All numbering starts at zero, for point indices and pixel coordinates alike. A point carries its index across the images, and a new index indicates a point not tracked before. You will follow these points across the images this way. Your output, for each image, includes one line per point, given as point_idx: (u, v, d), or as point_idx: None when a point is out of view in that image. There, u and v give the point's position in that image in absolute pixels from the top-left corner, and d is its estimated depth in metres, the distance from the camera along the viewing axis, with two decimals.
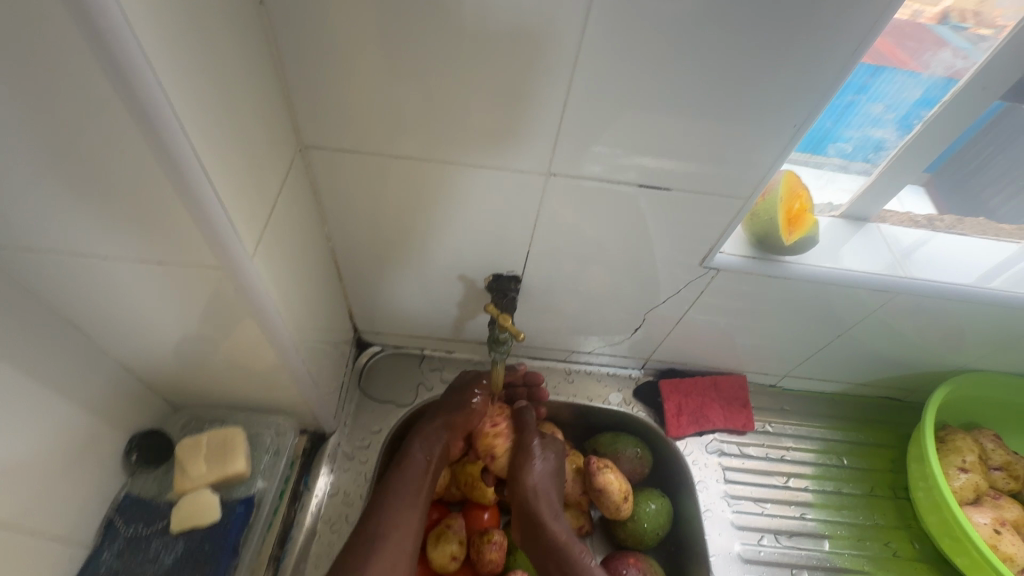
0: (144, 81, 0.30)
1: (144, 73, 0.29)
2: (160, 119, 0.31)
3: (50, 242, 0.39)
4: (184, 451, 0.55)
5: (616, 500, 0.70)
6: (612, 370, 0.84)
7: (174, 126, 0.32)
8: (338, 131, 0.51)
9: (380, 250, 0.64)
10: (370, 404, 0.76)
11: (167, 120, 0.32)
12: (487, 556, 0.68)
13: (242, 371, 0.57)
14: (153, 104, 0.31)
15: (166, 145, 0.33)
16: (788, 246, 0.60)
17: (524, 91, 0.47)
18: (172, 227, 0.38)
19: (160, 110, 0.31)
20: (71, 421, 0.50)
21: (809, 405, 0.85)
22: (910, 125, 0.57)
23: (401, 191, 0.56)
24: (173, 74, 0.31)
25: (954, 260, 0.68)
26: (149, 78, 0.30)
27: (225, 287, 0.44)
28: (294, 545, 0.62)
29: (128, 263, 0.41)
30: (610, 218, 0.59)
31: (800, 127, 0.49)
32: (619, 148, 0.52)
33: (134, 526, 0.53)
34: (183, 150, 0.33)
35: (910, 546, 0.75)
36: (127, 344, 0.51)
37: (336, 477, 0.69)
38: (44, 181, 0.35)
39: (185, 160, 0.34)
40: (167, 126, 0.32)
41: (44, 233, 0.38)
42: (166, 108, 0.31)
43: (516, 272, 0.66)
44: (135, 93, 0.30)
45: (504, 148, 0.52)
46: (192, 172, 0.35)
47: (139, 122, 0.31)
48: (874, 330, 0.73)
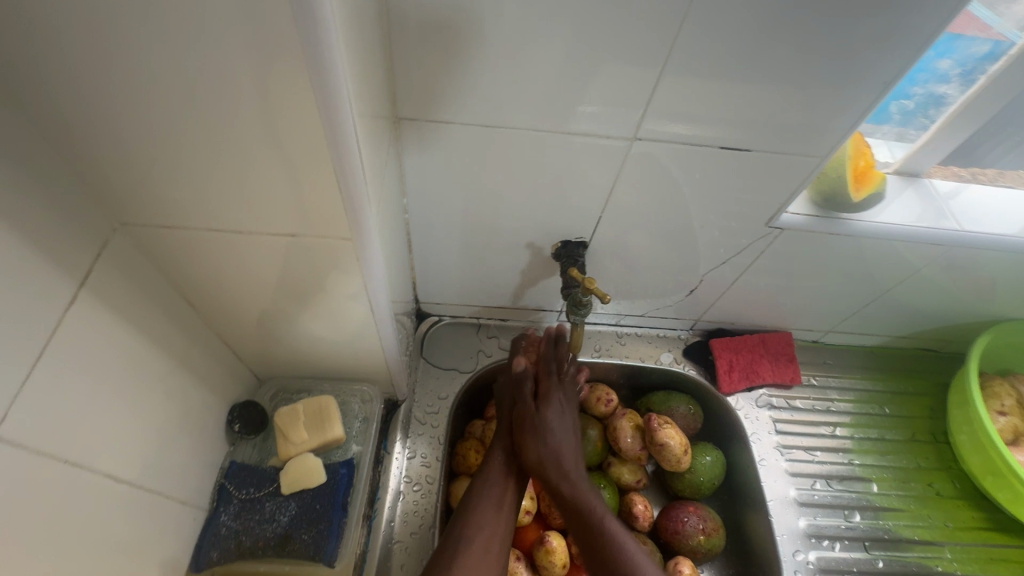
0: (325, 53, 0.31)
1: (327, 45, 0.30)
2: (332, 91, 0.33)
3: (181, 215, 0.41)
4: (284, 418, 0.58)
5: (677, 453, 0.74)
6: (661, 331, 0.87)
7: (343, 101, 0.33)
8: (424, 103, 0.52)
9: (450, 221, 0.66)
10: (435, 372, 0.79)
11: (338, 94, 0.33)
12: (560, 508, 0.72)
13: (333, 341, 0.59)
14: (328, 78, 0.32)
15: (332, 117, 0.34)
16: (857, 203, 0.63)
17: (620, 59, 0.48)
18: (300, 197, 0.40)
19: (333, 84, 0.32)
20: (183, 390, 0.52)
21: (851, 358, 0.89)
22: (973, 79, 0.59)
23: (480, 160, 0.58)
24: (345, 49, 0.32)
25: (1004, 213, 0.70)
26: (331, 52, 0.31)
27: (339, 255, 0.45)
28: (383, 504, 0.66)
29: (248, 234, 0.43)
30: (680, 181, 0.61)
31: (889, 85, 0.50)
32: (699, 111, 0.53)
33: (246, 489, 0.55)
34: (345, 123, 0.34)
35: (951, 485, 0.79)
36: (229, 316, 0.53)
37: (411, 442, 0.72)
38: (189, 154, 0.37)
39: (345, 132, 0.35)
40: (337, 99, 0.33)
41: (179, 205, 0.40)
42: (339, 82, 0.32)
43: (583, 237, 0.68)
44: (315, 67, 0.31)
45: (590, 116, 0.53)
46: (346, 143, 0.36)
47: (316, 92, 0.33)
48: (920, 285, 0.76)
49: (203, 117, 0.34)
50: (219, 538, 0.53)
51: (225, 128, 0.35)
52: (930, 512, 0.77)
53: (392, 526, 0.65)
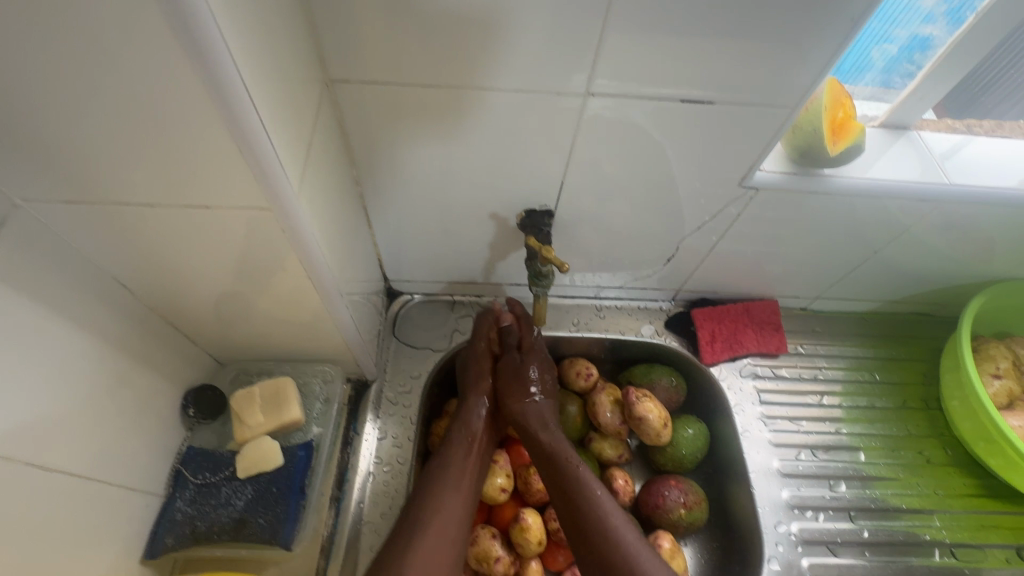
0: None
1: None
2: (206, 42, 0.30)
3: (87, 191, 0.39)
4: (239, 401, 0.58)
5: (656, 427, 0.72)
6: (642, 303, 0.84)
7: (222, 52, 0.31)
8: (361, 63, 0.49)
9: (409, 193, 0.63)
10: (407, 350, 0.76)
11: (214, 44, 0.30)
12: (535, 485, 0.70)
13: (287, 321, 0.57)
14: (199, 26, 0.29)
15: (213, 72, 0.31)
16: (832, 156, 0.59)
17: (560, 8, 0.45)
18: (208, 167, 0.37)
19: (206, 32, 0.29)
20: (124, 374, 0.50)
21: (841, 325, 0.86)
22: (961, 19, 0.55)
23: (430, 124, 0.55)
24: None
25: (1001, 165, 0.65)
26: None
27: (270, 231, 0.43)
28: (352, 486, 0.65)
29: (165, 210, 0.41)
30: (647, 141, 0.57)
31: (858, 21, 0.47)
32: (659, 62, 0.49)
33: (202, 474, 0.56)
34: (230, 79, 0.32)
35: (942, 452, 0.77)
36: (172, 298, 0.51)
37: (383, 422, 0.70)
38: (76, 124, 0.34)
39: (233, 90, 0.32)
40: (215, 52, 0.30)
41: (82, 180, 0.38)
42: (213, 31, 0.30)
43: (549, 206, 0.65)
44: (181, 15, 0.28)
45: (537, 73, 0.50)
46: (237, 105, 0.33)
47: (186, 46, 0.30)
48: (910, 246, 0.72)
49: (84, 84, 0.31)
50: (174, 523, 0.54)
51: (106, 95, 0.32)
52: (920, 479, 0.75)
53: (361, 508, 0.64)
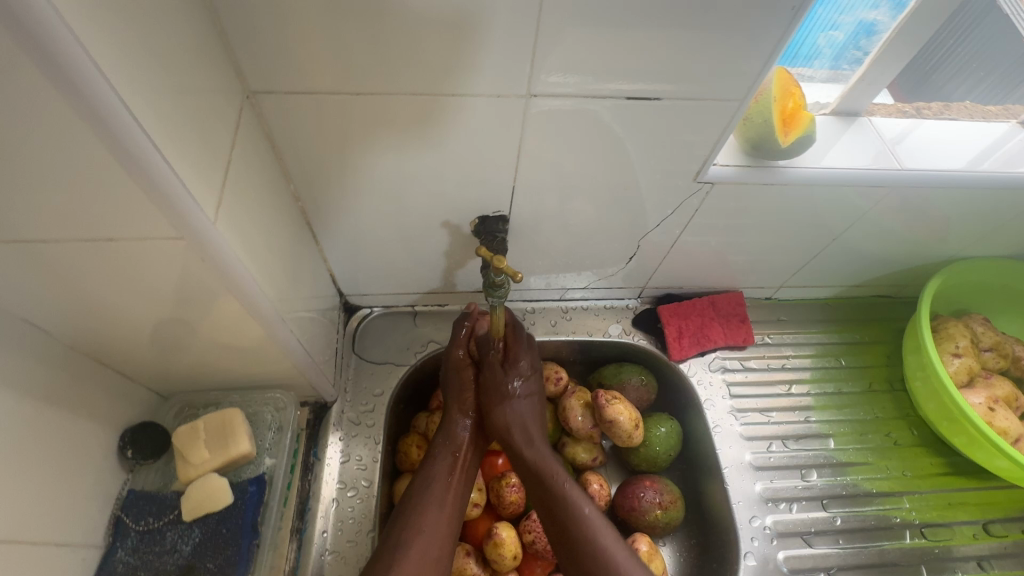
0: (37, 11, 0.25)
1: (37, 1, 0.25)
2: (69, 58, 0.27)
3: None
4: (183, 439, 0.56)
5: (627, 428, 0.70)
6: (609, 302, 0.83)
7: (92, 70, 0.28)
8: (287, 73, 0.46)
9: (355, 207, 0.60)
10: (368, 367, 0.73)
11: (79, 60, 0.28)
12: (508, 498, 0.68)
13: (229, 349, 0.53)
14: (62, 43, 0.27)
15: (86, 95, 0.29)
16: (784, 148, 0.58)
17: (493, 8, 0.43)
18: (109, 199, 0.34)
19: (69, 49, 0.27)
20: (48, 422, 0.47)
21: (805, 312, 0.86)
22: (903, 3, 0.55)
23: (368, 134, 0.52)
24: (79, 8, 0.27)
25: (950, 147, 0.66)
26: (49, 12, 0.26)
27: (192, 259, 0.40)
28: (314, 515, 0.62)
29: (72, 248, 0.38)
30: (598, 140, 0.56)
31: (799, 10, 0.46)
32: (603, 60, 0.48)
33: (144, 519, 0.53)
34: (106, 101, 0.29)
35: (909, 433, 0.78)
36: (97, 337, 0.48)
37: (346, 444, 0.67)
38: None
39: (111, 112, 0.30)
40: (84, 70, 0.28)
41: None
42: (78, 46, 0.27)
43: (502, 211, 0.63)
44: (33, 32, 0.26)
45: (474, 75, 0.48)
46: (124, 131, 0.31)
47: (47, 67, 0.27)
48: (867, 230, 0.72)
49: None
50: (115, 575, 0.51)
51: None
52: (889, 461, 0.76)
53: (325, 537, 0.62)
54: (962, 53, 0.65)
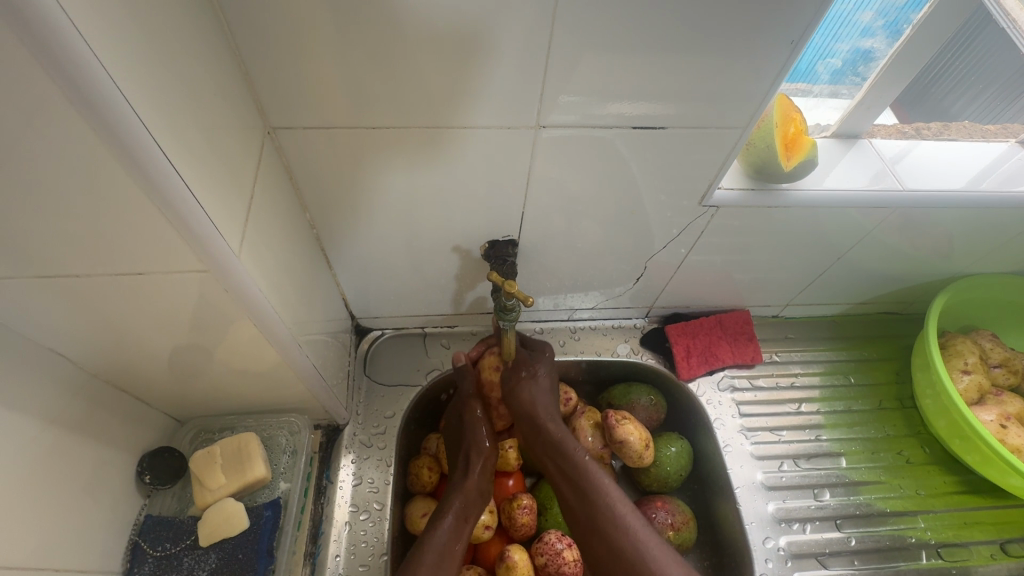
0: (79, 59, 0.27)
1: (79, 51, 0.27)
2: (106, 101, 0.29)
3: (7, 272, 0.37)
4: (200, 464, 0.57)
5: (638, 448, 0.70)
6: (616, 322, 0.83)
7: (127, 111, 0.30)
8: (306, 109, 0.48)
9: (367, 233, 0.62)
10: (379, 389, 0.74)
11: (115, 102, 0.29)
12: (519, 520, 0.68)
13: (245, 375, 0.55)
14: (101, 87, 0.28)
15: (128, 143, 0.31)
16: (786, 171, 0.59)
17: (504, 43, 0.45)
18: (140, 237, 0.36)
19: (107, 93, 0.29)
20: (71, 449, 0.48)
21: (813, 330, 0.86)
22: (899, 31, 0.57)
23: (382, 164, 0.54)
24: (115, 56, 0.29)
25: (950, 167, 0.67)
26: (91, 60, 0.27)
27: (214, 290, 0.42)
28: (327, 539, 0.63)
29: (101, 281, 0.39)
30: (604, 166, 0.58)
31: (797, 45, 0.48)
32: (608, 92, 0.50)
33: (161, 545, 0.54)
34: (146, 148, 0.31)
35: (921, 451, 0.78)
36: (119, 365, 0.49)
37: (358, 466, 0.68)
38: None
39: (150, 158, 0.32)
40: (120, 111, 0.30)
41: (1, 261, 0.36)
42: (114, 90, 0.29)
43: (511, 235, 0.65)
44: (75, 80, 0.27)
45: (485, 107, 0.50)
46: (159, 175, 0.33)
47: (86, 111, 0.29)
48: (873, 248, 0.73)
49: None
50: None
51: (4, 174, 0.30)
52: (902, 480, 0.75)
53: (338, 561, 0.62)
54: (959, 70, 0.65)
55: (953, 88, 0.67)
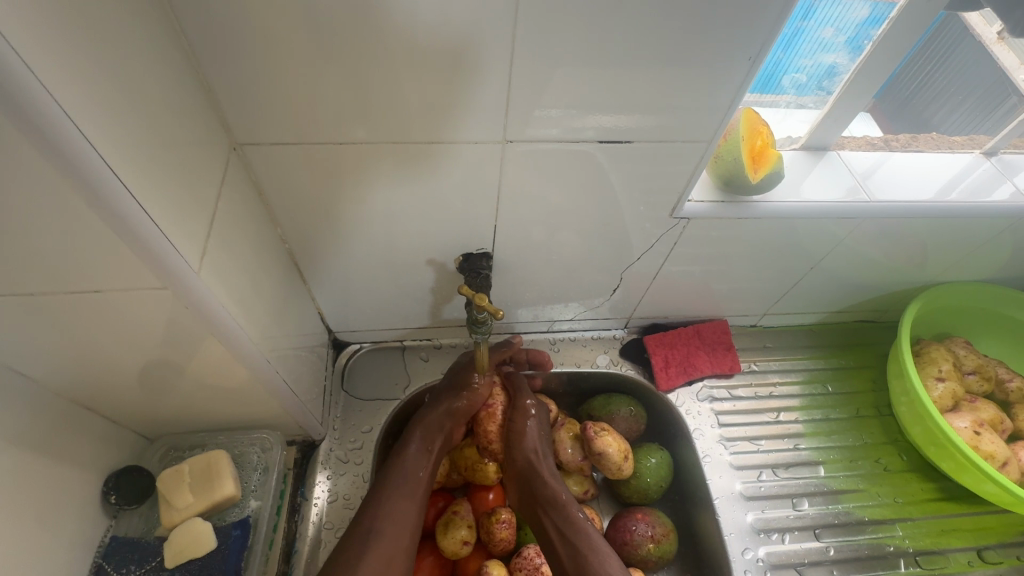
0: (16, 76, 0.26)
1: (16, 67, 0.26)
2: (47, 117, 0.28)
3: None
4: (167, 482, 0.56)
5: (616, 460, 0.70)
6: (596, 333, 0.83)
7: (70, 129, 0.30)
8: (274, 125, 0.48)
9: (341, 247, 0.62)
10: (357, 404, 0.73)
11: (57, 120, 0.29)
12: (498, 534, 0.67)
13: (215, 392, 0.54)
14: (41, 105, 0.28)
15: (76, 163, 0.30)
16: (754, 184, 0.61)
17: (466, 60, 0.46)
18: (98, 256, 0.36)
19: (47, 110, 0.28)
20: (33, 472, 0.47)
21: (791, 339, 0.87)
22: (860, 47, 0.58)
23: (353, 180, 0.54)
24: (60, 72, 0.29)
25: (917, 178, 0.68)
26: (27, 76, 0.27)
27: (177, 307, 0.42)
28: (301, 557, 0.62)
29: (60, 300, 0.39)
30: (576, 179, 0.58)
31: (756, 61, 0.49)
32: (574, 106, 0.51)
33: (126, 567, 0.53)
34: (95, 167, 0.31)
35: (898, 459, 0.78)
36: (84, 384, 0.49)
37: (333, 483, 0.67)
38: None
39: (100, 177, 0.32)
40: (63, 128, 0.29)
41: None
42: (56, 107, 0.29)
43: (486, 248, 0.65)
44: (15, 99, 0.27)
45: (453, 123, 0.51)
46: (111, 194, 0.33)
47: (26, 128, 0.28)
48: (846, 257, 0.73)
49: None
50: None
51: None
52: (881, 488, 0.76)
53: None
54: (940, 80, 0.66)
55: (935, 100, 0.68)
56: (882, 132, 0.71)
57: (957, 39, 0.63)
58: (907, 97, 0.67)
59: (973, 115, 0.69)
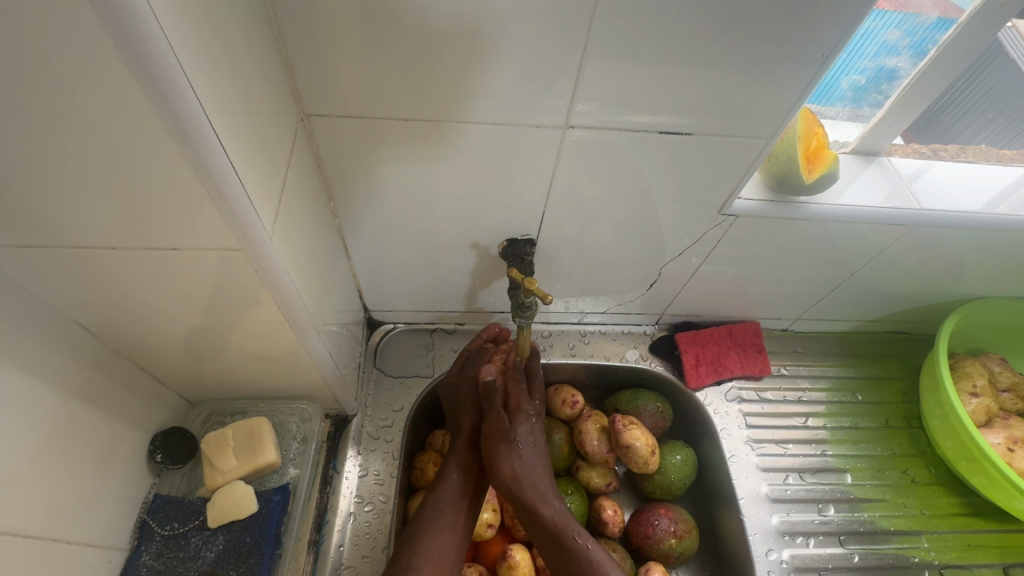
0: (140, 22, 0.27)
1: (142, 14, 0.27)
2: (164, 73, 0.29)
3: (39, 239, 0.37)
4: (211, 445, 0.58)
5: (643, 454, 0.70)
6: (626, 328, 0.83)
7: (184, 87, 0.30)
8: (339, 98, 0.49)
9: (386, 225, 0.62)
10: (388, 382, 0.74)
11: (173, 77, 0.29)
12: (523, 519, 0.68)
13: (262, 360, 0.55)
14: (156, 53, 0.28)
15: (182, 116, 0.31)
16: (807, 184, 0.60)
17: (536, 43, 0.46)
18: (178, 212, 0.37)
19: (168, 67, 0.29)
20: (84, 424, 0.48)
21: (821, 346, 0.86)
22: (924, 51, 0.58)
23: (407, 159, 0.55)
24: (176, 27, 0.29)
25: (966, 188, 0.67)
26: (151, 23, 0.27)
27: (240, 270, 0.42)
28: (332, 528, 0.63)
29: (131, 253, 0.40)
30: (625, 171, 0.58)
31: (828, 58, 0.48)
32: (636, 97, 0.51)
33: (170, 524, 0.55)
34: (198, 123, 0.32)
35: (926, 471, 0.78)
36: (138, 341, 0.50)
37: (363, 458, 0.68)
38: (36, 177, 0.33)
39: (201, 133, 0.32)
40: (176, 86, 0.30)
41: (35, 228, 0.36)
42: (170, 56, 0.29)
43: (529, 235, 0.65)
44: (137, 48, 0.28)
45: (513, 107, 0.51)
46: (208, 150, 0.33)
47: (143, 80, 0.29)
48: (885, 266, 0.73)
49: (15, 122, 0.30)
50: None
51: (46, 133, 0.30)
52: (907, 499, 0.75)
53: (342, 551, 0.62)
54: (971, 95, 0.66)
55: (966, 114, 0.68)
56: (907, 143, 0.71)
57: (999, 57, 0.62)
58: (939, 107, 0.66)
59: (1006, 131, 0.69)
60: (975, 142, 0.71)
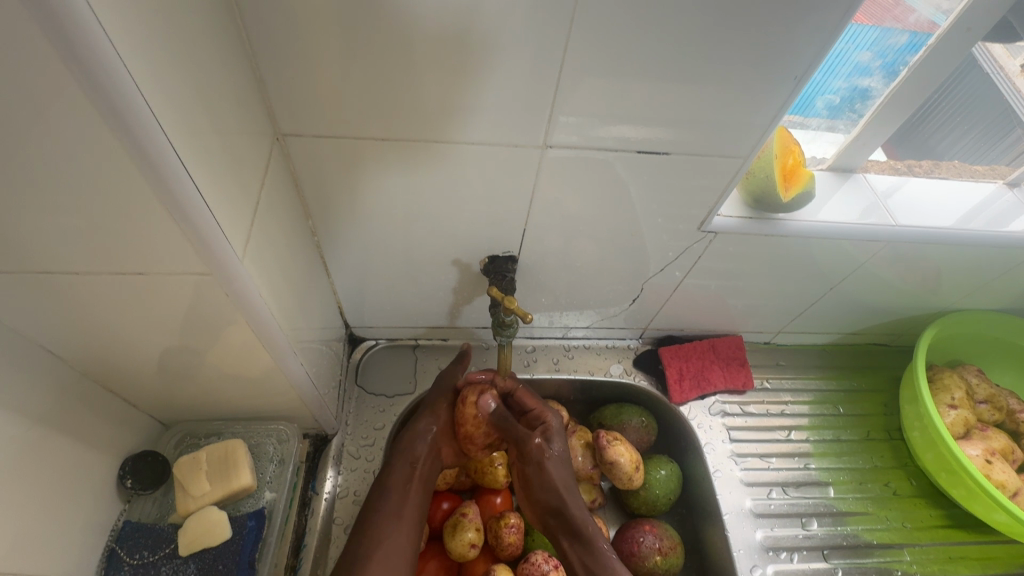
0: (97, 50, 0.26)
1: (98, 41, 0.26)
2: (124, 99, 0.28)
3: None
4: (184, 469, 0.57)
5: (627, 470, 0.70)
6: (610, 342, 0.83)
7: (144, 113, 0.30)
8: (317, 117, 0.48)
9: (367, 242, 0.62)
10: (369, 399, 0.73)
11: (133, 103, 0.29)
12: (506, 539, 0.67)
13: (238, 381, 0.54)
14: (115, 80, 0.28)
15: (143, 142, 0.30)
16: (785, 202, 0.61)
17: (514, 64, 0.46)
18: (145, 236, 0.36)
19: (127, 95, 0.29)
20: (51, 451, 0.47)
21: (803, 358, 0.87)
22: (895, 72, 0.59)
23: (386, 177, 0.54)
24: (137, 51, 0.29)
25: (940, 204, 0.69)
26: (107, 49, 0.27)
27: (213, 292, 0.42)
28: (309, 552, 0.61)
29: (98, 277, 0.39)
30: (606, 189, 0.58)
31: (800, 81, 0.49)
32: (614, 117, 0.51)
33: (139, 553, 0.53)
34: (161, 147, 0.31)
35: (908, 484, 0.78)
36: (108, 365, 0.48)
37: (342, 479, 0.67)
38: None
39: (165, 158, 0.32)
40: (138, 113, 0.29)
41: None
42: (128, 81, 0.28)
43: (511, 252, 0.65)
44: (95, 76, 0.27)
45: (493, 127, 0.51)
46: (173, 175, 0.33)
47: (102, 106, 0.28)
48: (864, 280, 0.74)
49: None
50: None
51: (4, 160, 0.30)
52: (889, 512, 0.76)
53: None
54: (947, 110, 0.67)
55: (942, 129, 0.69)
56: (888, 157, 0.73)
57: (972, 72, 0.63)
58: (917, 121, 0.68)
59: (980, 146, 0.71)
60: (950, 157, 0.73)
